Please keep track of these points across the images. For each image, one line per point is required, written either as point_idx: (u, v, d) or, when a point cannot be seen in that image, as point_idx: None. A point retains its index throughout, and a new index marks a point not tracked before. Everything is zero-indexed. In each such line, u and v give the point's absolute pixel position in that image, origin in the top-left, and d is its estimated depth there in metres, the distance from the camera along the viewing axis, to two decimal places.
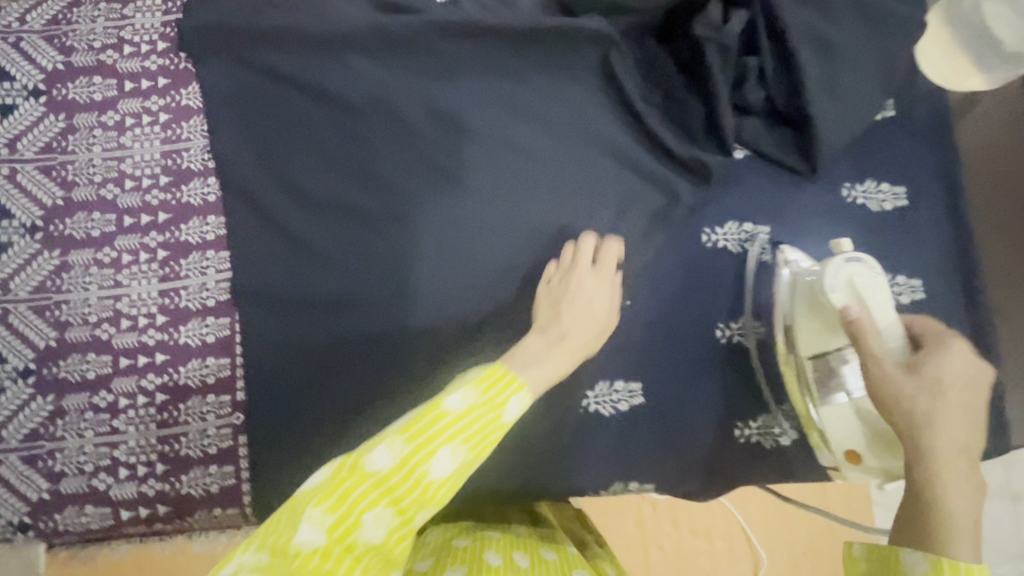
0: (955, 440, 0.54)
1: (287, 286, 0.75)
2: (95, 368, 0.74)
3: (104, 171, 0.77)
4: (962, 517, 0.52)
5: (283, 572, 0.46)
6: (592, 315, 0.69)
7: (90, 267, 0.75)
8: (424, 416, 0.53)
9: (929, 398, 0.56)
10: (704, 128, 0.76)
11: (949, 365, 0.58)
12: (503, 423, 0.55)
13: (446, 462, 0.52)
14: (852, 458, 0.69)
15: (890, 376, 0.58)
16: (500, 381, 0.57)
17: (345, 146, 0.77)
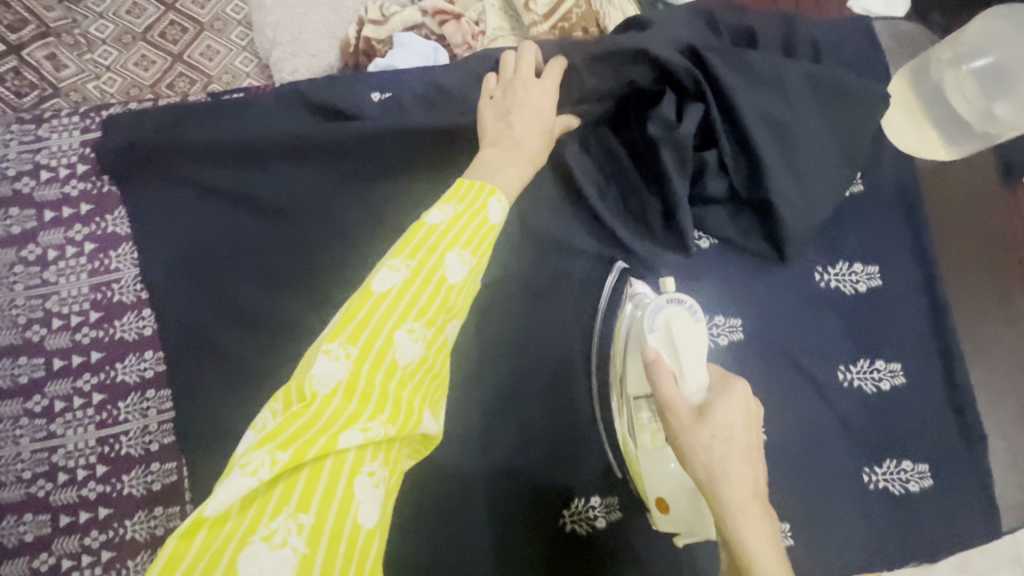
0: (743, 487, 0.48)
1: (232, 423, 0.70)
2: (32, 529, 0.68)
3: (29, 311, 0.71)
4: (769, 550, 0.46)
5: (316, 415, 0.44)
6: (541, 118, 0.65)
7: (20, 419, 0.70)
8: (420, 235, 0.52)
9: (708, 443, 0.50)
10: (663, 221, 0.72)
11: (726, 406, 0.52)
12: (494, 225, 0.55)
13: (459, 267, 0.52)
14: (662, 505, 0.61)
15: (681, 429, 0.51)
16: (479, 187, 0.56)
17: (287, 263, 0.72)
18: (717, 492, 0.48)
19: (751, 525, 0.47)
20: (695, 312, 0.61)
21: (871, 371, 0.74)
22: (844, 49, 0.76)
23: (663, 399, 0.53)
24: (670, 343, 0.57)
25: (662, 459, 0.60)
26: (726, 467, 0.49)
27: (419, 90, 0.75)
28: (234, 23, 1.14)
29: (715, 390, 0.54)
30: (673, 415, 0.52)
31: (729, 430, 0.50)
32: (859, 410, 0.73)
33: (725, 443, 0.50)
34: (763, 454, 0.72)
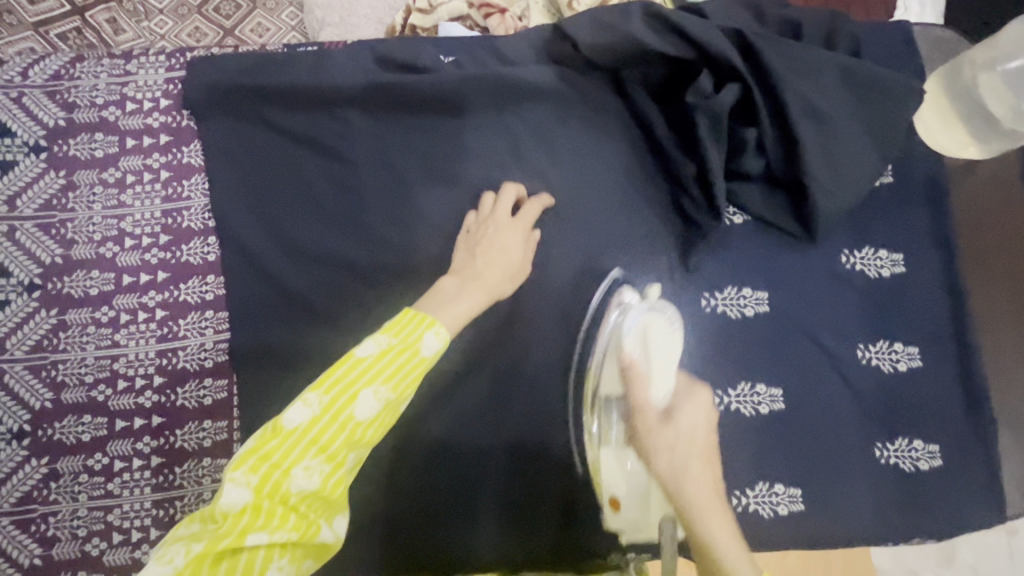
0: (704, 486, 0.55)
1: (281, 347, 0.75)
2: (90, 430, 0.73)
3: (104, 230, 0.77)
4: (733, 541, 0.52)
5: (222, 531, 0.50)
6: (510, 261, 0.72)
7: (88, 326, 0.75)
8: (340, 370, 0.56)
9: (674, 445, 0.57)
10: (698, 192, 0.75)
11: (690, 414, 0.59)
12: (425, 358, 0.58)
13: (370, 404, 0.55)
14: (614, 504, 0.67)
15: (649, 429, 0.59)
16: (415, 320, 0.60)
17: (342, 206, 0.78)
18: (682, 491, 0.55)
19: (716, 521, 0.53)
20: (674, 321, 0.70)
21: (889, 352, 0.77)
22: (884, 49, 0.81)
23: (634, 402, 0.61)
24: (645, 347, 0.66)
25: (620, 460, 0.65)
26: (694, 484, 0.55)
27: (477, 56, 0.80)
28: (286, 4, 1.20)
29: (681, 394, 0.61)
30: (643, 417, 0.60)
31: (692, 433, 0.58)
32: (877, 389, 0.77)
33: (683, 450, 0.57)
34: (780, 420, 0.76)
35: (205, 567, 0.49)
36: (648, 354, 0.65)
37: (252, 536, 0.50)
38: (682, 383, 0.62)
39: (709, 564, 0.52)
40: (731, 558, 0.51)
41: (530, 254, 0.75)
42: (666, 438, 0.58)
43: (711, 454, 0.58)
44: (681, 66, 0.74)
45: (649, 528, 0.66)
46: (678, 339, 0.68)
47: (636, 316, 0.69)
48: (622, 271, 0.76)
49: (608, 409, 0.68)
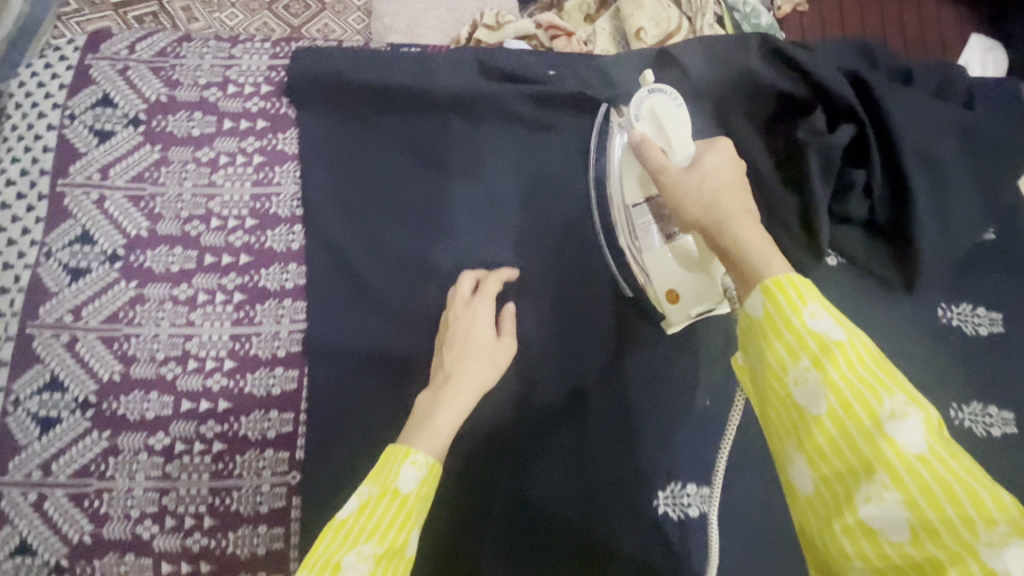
0: (733, 206, 0.51)
1: (358, 342, 0.74)
2: (155, 407, 0.71)
3: (192, 207, 0.76)
4: (765, 246, 0.46)
5: None
6: (483, 343, 0.67)
7: (165, 303, 0.74)
8: (323, 541, 0.49)
9: (697, 184, 0.54)
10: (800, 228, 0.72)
11: (712, 157, 0.56)
12: (407, 495, 0.52)
13: (357, 566, 0.47)
14: (671, 297, 0.67)
15: (671, 181, 0.57)
16: (392, 455, 0.55)
17: (430, 206, 0.77)
18: (713, 209, 0.51)
19: (741, 230, 0.48)
20: (676, 98, 0.66)
21: (983, 414, 0.74)
22: (999, 102, 0.79)
23: (653, 166, 0.60)
24: (655, 125, 0.64)
25: (662, 256, 0.66)
26: (725, 201, 0.51)
27: (580, 73, 0.80)
28: (354, 7, 1.11)
29: (699, 150, 0.59)
30: (665, 176, 0.58)
31: (717, 170, 0.55)
32: (971, 450, 0.73)
33: (713, 182, 0.54)
34: None
35: None
36: (663, 139, 0.62)
37: None
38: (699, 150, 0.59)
39: (736, 266, 0.47)
40: (761, 260, 0.45)
41: (505, 324, 0.70)
42: (688, 192, 0.55)
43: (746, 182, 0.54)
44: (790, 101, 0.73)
45: (711, 298, 0.66)
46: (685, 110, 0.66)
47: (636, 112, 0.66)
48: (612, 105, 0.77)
49: (639, 215, 0.67)
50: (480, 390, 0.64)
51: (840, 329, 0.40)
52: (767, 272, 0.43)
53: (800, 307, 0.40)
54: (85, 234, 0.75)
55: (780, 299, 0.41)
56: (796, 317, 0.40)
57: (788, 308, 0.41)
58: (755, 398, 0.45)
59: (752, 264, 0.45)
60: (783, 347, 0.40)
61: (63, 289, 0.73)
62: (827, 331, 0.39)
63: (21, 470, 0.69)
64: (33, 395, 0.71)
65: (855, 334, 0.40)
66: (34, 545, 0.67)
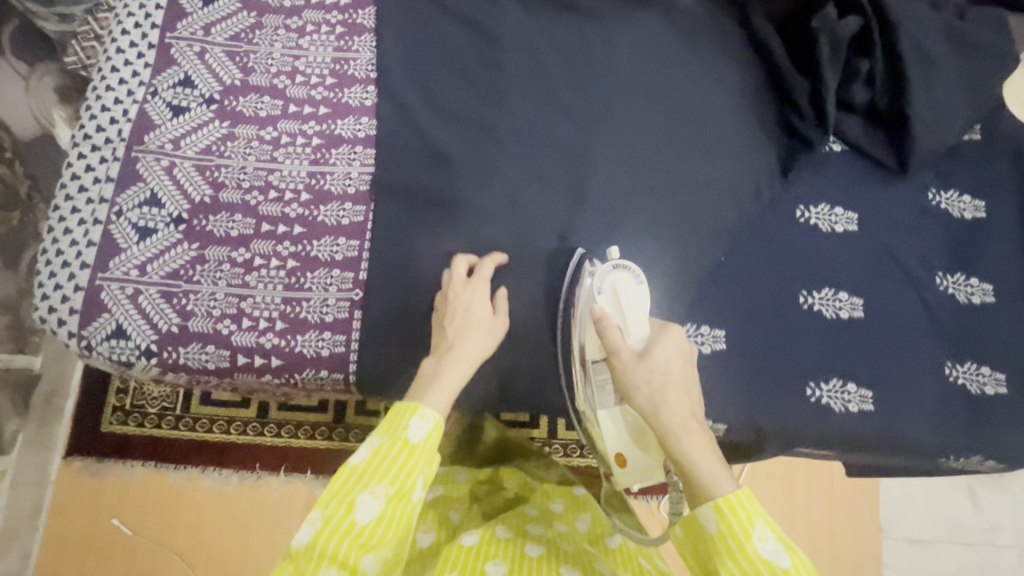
0: (679, 412, 0.62)
1: (417, 184, 0.83)
2: (239, 227, 0.81)
3: (280, 65, 0.87)
4: (717, 468, 0.59)
5: None
6: (479, 315, 0.75)
7: (252, 141, 0.84)
8: (339, 481, 0.60)
9: (649, 377, 0.65)
10: (810, 107, 0.84)
11: (662, 350, 0.67)
12: (415, 443, 0.62)
13: (369, 505, 0.59)
14: (621, 461, 0.73)
15: (626, 366, 0.66)
16: (401, 409, 0.64)
17: (485, 75, 0.87)
18: (661, 416, 0.62)
19: (692, 441, 0.60)
20: (639, 277, 0.76)
21: (964, 284, 0.84)
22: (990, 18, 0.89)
23: (610, 345, 0.68)
24: (617, 303, 0.73)
25: (613, 421, 0.73)
26: (676, 408, 0.62)
27: None
28: None
29: (652, 336, 0.69)
30: (618, 357, 0.67)
31: (666, 365, 0.66)
32: (952, 313, 0.83)
33: (664, 385, 0.64)
34: (857, 326, 0.82)
35: None
36: (621, 319, 0.71)
37: None
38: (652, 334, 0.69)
39: (691, 478, 0.60)
40: (711, 481, 0.58)
41: (500, 305, 0.78)
42: (641, 364, 0.66)
43: (693, 388, 0.66)
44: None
45: (654, 474, 0.72)
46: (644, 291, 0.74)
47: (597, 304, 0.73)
48: (586, 249, 0.83)
49: (596, 373, 0.75)
50: (481, 356, 0.71)
51: (781, 553, 0.56)
52: (719, 491, 0.58)
53: (751, 529, 0.56)
54: (187, 79, 0.86)
55: (733, 523, 0.56)
56: (747, 541, 0.56)
57: (741, 531, 0.56)
58: (700, 570, 0.60)
59: (703, 482, 0.59)
60: (727, 539, 0.56)
61: (166, 122, 0.84)
62: (773, 556, 0.55)
63: (120, 269, 0.79)
64: (134, 208, 0.81)
65: (793, 553, 0.56)
66: (129, 330, 0.77)
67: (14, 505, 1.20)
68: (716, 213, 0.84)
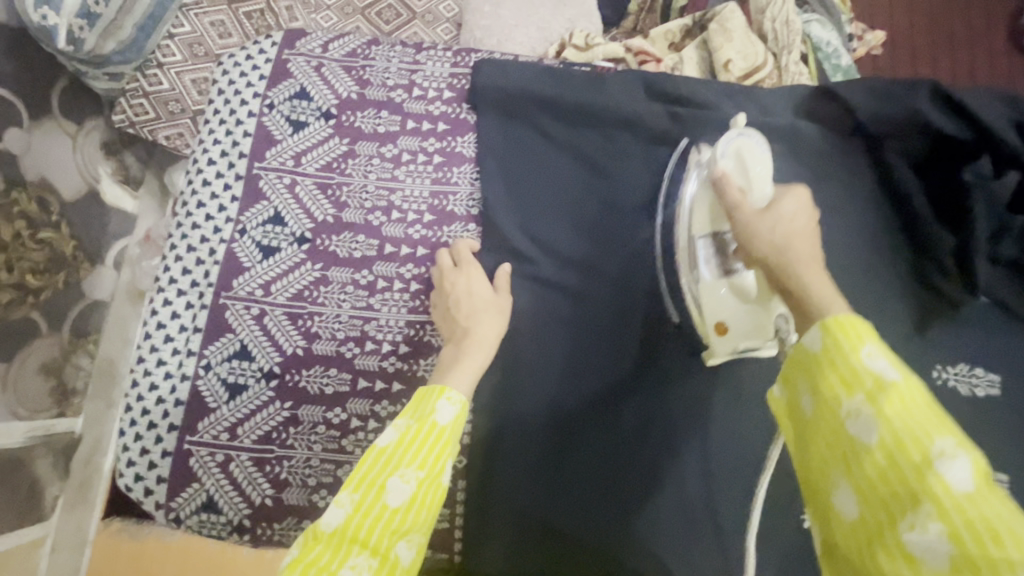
0: (808, 257, 0.53)
1: (527, 337, 0.80)
2: (334, 383, 0.76)
3: (375, 198, 0.81)
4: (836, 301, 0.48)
5: None
6: (483, 294, 0.75)
7: (347, 286, 0.79)
8: (366, 465, 0.57)
9: (772, 227, 0.56)
10: (954, 265, 0.77)
11: (788, 203, 0.58)
12: (443, 426, 0.60)
13: (400, 487, 0.55)
14: (720, 330, 0.70)
15: (743, 217, 0.60)
16: (427, 395, 0.63)
17: (595, 214, 0.82)
18: (785, 251, 0.54)
19: (813, 276, 0.51)
20: (763, 144, 0.71)
21: None
22: None
23: (730, 203, 0.62)
24: (740, 166, 0.68)
25: (716, 290, 0.69)
26: (798, 245, 0.54)
27: (740, 102, 0.85)
28: (444, 19, 1.21)
29: (775, 194, 0.61)
30: (738, 211, 0.61)
31: (792, 217, 0.57)
32: None
33: (789, 225, 0.56)
34: None
35: None
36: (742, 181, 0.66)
37: None
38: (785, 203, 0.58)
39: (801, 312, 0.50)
40: (829, 308, 0.47)
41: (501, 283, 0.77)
42: (761, 214, 0.58)
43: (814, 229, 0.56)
44: (953, 147, 0.77)
45: (763, 333, 0.67)
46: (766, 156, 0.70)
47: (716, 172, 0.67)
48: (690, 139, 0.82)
49: (701, 247, 0.70)
50: (495, 341, 0.71)
51: (896, 371, 0.42)
52: (828, 314, 0.47)
53: (858, 344, 0.44)
54: (277, 215, 0.80)
55: (838, 336, 0.45)
56: (852, 355, 0.44)
57: (847, 348, 0.44)
58: (794, 432, 0.49)
59: (815, 309, 0.48)
60: (828, 358, 0.45)
61: (255, 264, 0.78)
62: (881, 370, 0.42)
63: (209, 432, 0.73)
64: (223, 362, 0.75)
65: (910, 376, 0.42)
66: (220, 503, 0.72)
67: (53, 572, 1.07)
68: None
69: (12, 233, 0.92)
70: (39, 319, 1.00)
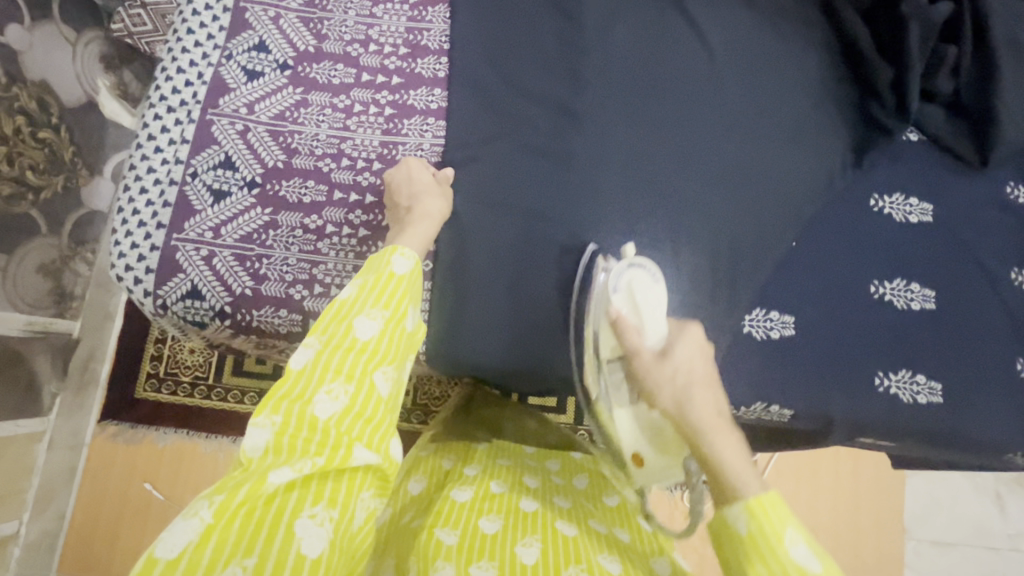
0: (707, 409, 0.60)
1: (490, 156, 0.84)
2: (311, 193, 0.81)
3: (354, 32, 0.87)
4: (749, 471, 0.55)
5: (251, 474, 0.49)
6: (427, 186, 0.77)
7: (325, 109, 0.84)
8: (329, 311, 0.58)
9: (672, 377, 0.64)
10: (892, 94, 0.83)
11: (684, 348, 0.66)
12: (403, 273, 0.62)
13: (368, 325, 0.57)
14: (637, 460, 0.71)
15: (647, 367, 0.66)
16: (382, 251, 0.64)
17: (561, 51, 0.87)
18: (689, 417, 0.60)
19: (722, 442, 0.58)
20: (655, 275, 0.75)
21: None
22: None
23: (631, 348, 0.68)
24: (634, 301, 0.71)
25: (631, 422, 0.71)
26: (705, 411, 0.60)
27: None
28: None
29: (673, 333, 0.68)
30: (639, 358, 0.67)
31: (689, 364, 0.65)
32: None
33: (691, 388, 0.63)
34: (931, 319, 0.81)
35: (239, 504, 0.47)
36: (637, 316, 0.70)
37: (277, 472, 0.49)
38: (681, 354, 0.65)
39: (716, 481, 0.56)
40: (741, 478, 0.55)
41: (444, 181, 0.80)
42: (661, 365, 0.65)
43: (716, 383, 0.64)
44: None
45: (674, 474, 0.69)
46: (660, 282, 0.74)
47: (619, 314, 0.70)
48: (598, 245, 0.82)
49: (610, 372, 0.73)
50: (439, 217, 0.75)
51: (812, 557, 0.50)
52: (748, 492, 0.53)
53: (782, 531, 0.50)
54: (262, 43, 0.85)
55: (764, 522, 0.51)
56: (778, 545, 0.50)
57: (770, 534, 0.50)
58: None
59: (731, 487, 0.55)
60: (757, 539, 0.51)
61: (240, 86, 0.84)
62: (802, 561, 0.49)
63: (195, 231, 0.79)
64: (209, 170, 0.81)
65: (824, 559, 0.50)
66: (203, 290, 0.78)
67: (50, 469, 1.16)
68: (791, 199, 0.84)
69: (12, 127, 0.96)
70: (37, 215, 1.04)
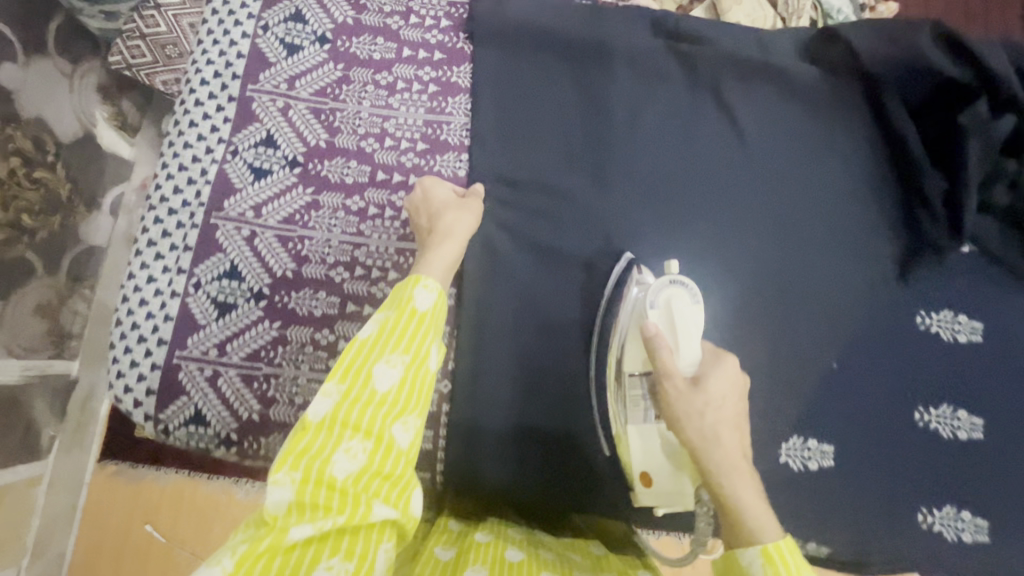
0: (731, 451, 0.55)
1: (512, 263, 0.78)
2: (322, 306, 0.76)
3: (368, 125, 0.81)
4: (767, 515, 0.51)
5: (265, 536, 0.42)
6: (448, 196, 0.71)
7: (338, 211, 0.79)
8: (345, 356, 0.51)
9: (702, 410, 0.57)
10: (945, 210, 0.77)
11: (718, 381, 0.59)
12: (424, 312, 0.55)
13: (389, 373, 0.50)
14: (644, 480, 0.68)
15: (678, 395, 0.59)
16: (403, 285, 0.57)
17: (589, 148, 0.82)
18: (710, 457, 0.54)
19: (744, 488, 0.53)
20: (695, 295, 0.69)
21: None
22: None
23: (662, 369, 0.61)
24: (667, 321, 0.66)
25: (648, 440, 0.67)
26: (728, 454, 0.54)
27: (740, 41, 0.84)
28: None
29: (707, 360, 0.62)
30: (670, 382, 0.60)
31: (722, 400, 0.58)
32: None
33: (722, 423, 0.56)
34: (979, 449, 0.77)
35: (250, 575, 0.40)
36: (671, 337, 0.65)
37: (294, 533, 0.42)
38: (716, 385, 0.58)
39: (731, 525, 0.51)
40: (763, 521, 0.50)
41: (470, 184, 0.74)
42: (692, 394, 0.58)
43: (744, 425, 0.58)
44: (951, 92, 0.77)
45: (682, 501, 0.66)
46: (699, 308, 0.68)
47: (650, 331, 0.64)
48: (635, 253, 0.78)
49: (631, 387, 0.69)
50: (465, 229, 0.68)
51: None
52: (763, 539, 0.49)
53: None
54: (269, 137, 0.80)
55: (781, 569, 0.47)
56: None
57: None
58: None
59: (746, 530, 0.50)
60: None
61: (247, 186, 0.78)
62: None
63: (198, 348, 0.74)
64: (212, 281, 0.76)
65: None
66: (207, 415, 0.73)
67: None
68: (832, 318, 0.79)
69: (7, 169, 0.87)
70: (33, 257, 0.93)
